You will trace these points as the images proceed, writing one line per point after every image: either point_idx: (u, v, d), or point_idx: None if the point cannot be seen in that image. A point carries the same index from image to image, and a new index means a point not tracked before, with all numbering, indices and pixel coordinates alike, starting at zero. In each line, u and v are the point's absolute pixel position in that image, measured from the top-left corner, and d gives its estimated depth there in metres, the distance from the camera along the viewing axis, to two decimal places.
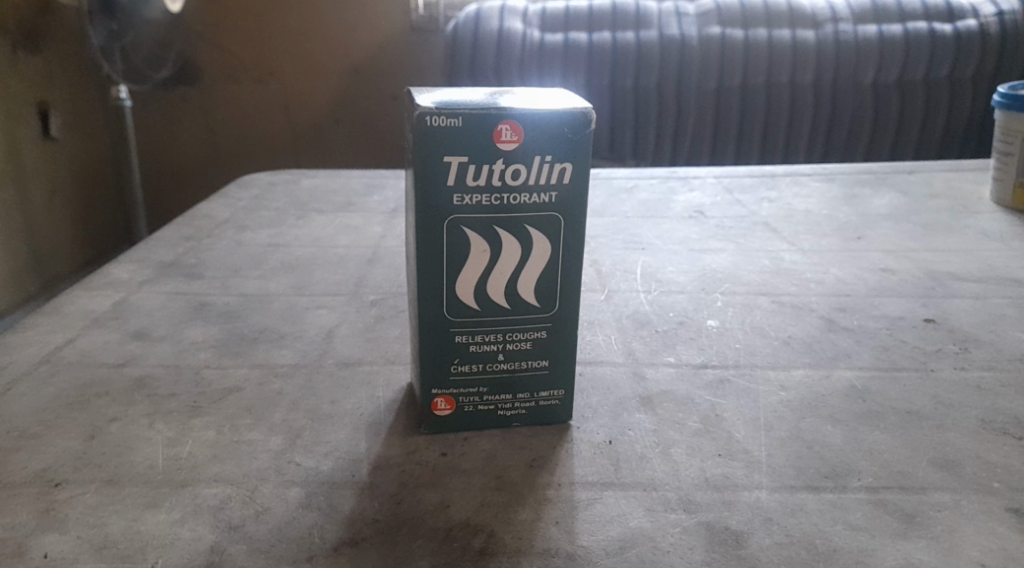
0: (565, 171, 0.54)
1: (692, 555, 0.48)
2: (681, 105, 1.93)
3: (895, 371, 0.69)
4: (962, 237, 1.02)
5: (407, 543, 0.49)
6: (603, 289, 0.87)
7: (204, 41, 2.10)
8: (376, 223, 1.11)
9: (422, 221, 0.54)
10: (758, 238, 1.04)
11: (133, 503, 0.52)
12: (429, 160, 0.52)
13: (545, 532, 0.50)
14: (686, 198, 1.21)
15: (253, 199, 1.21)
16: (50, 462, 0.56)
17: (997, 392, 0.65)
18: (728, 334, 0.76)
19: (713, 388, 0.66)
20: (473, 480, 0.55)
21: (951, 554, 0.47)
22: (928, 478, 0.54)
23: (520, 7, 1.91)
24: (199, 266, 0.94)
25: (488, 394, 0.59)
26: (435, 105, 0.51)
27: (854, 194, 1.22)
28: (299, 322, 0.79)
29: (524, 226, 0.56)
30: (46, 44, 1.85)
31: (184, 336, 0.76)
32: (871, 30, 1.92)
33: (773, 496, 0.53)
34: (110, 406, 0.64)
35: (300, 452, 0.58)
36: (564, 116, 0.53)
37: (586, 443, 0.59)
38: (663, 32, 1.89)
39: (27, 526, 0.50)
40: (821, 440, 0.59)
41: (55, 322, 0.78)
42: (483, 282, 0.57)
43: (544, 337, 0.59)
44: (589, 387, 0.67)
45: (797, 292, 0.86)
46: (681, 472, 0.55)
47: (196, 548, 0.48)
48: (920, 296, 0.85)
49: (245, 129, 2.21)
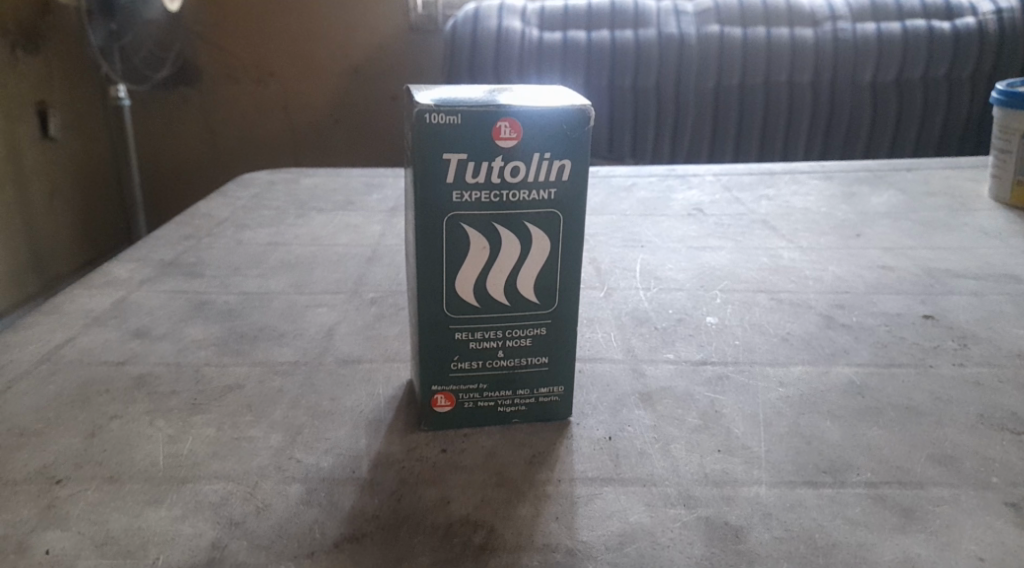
0: (564, 169, 0.55)
1: (691, 550, 0.48)
2: (680, 104, 1.93)
3: (893, 367, 0.69)
4: (960, 235, 1.03)
5: (407, 539, 0.49)
6: (602, 287, 0.87)
7: (203, 41, 2.10)
8: (376, 222, 1.11)
9: (421, 218, 0.54)
10: (756, 235, 1.04)
11: (134, 500, 0.52)
12: (428, 158, 0.52)
13: (545, 527, 0.50)
14: (685, 196, 1.21)
15: (253, 199, 1.21)
16: (51, 460, 0.57)
17: (996, 388, 0.66)
18: (727, 331, 0.76)
19: (712, 385, 0.66)
20: (474, 476, 0.55)
21: (950, 548, 0.48)
22: (926, 473, 0.55)
23: (518, 7, 1.91)
24: (199, 265, 0.94)
25: (488, 391, 0.60)
26: (434, 103, 0.51)
27: (853, 192, 1.22)
28: (299, 320, 0.79)
29: (523, 223, 0.56)
30: (45, 44, 1.85)
31: (185, 334, 0.76)
32: (870, 29, 1.92)
33: (772, 491, 0.53)
34: (111, 404, 0.64)
35: (301, 449, 0.58)
36: (563, 113, 0.53)
37: (586, 440, 0.59)
38: (662, 30, 1.89)
39: (29, 523, 0.50)
40: (819, 436, 0.59)
41: (55, 320, 0.78)
42: (482, 279, 0.57)
43: (543, 334, 0.59)
44: (588, 383, 0.67)
45: (796, 289, 0.87)
46: (681, 467, 0.56)
47: (197, 544, 0.49)
48: (918, 293, 0.85)
49: (244, 129, 2.21)
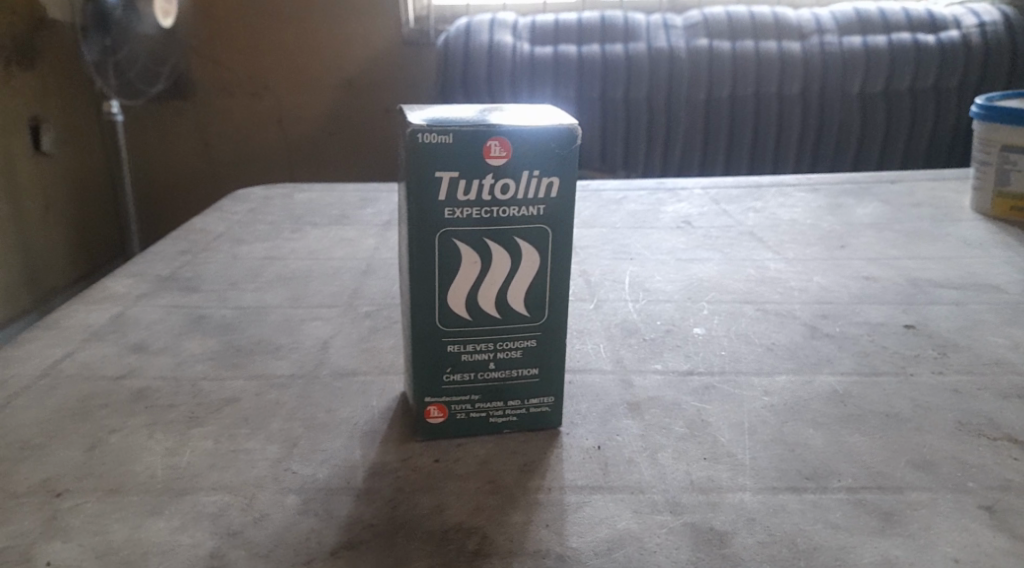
0: (553, 185, 0.56)
1: (678, 554, 0.49)
2: (671, 114, 1.95)
3: (875, 375, 0.71)
4: (943, 246, 1.05)
5: (403, 546, 0.51)
6: (592, 299, 0.89)
7: (198, 56, 2.13)
8: (371, 235, 1.13)
9: (415, 234, 0.56)
10: (744, 247, 1.06)
11: (135, 511, 0.54)
12: (421, 176, 0.54)
13: (535, 534, 0.51)
14: (675, 208, 1.23)
15: (248, 213, 1.23)
16: (54, 472, 0.58)
17: (975, 395, 0.68)
18: (714, 341, 0.78)
19: (699, 394, 0.68)
20: (468, 485, 0.56)
21: (925, 550, 0.49)
22: (906, 479, 0.56)
23: (510, 22, 1.95)
24: (196, 279, 0.95)
25: (480, 402, 0.61)
26: (426, 123, 0.53)
27: (838, 204, 1.24)
28: (295, 333, 0.81)
29: (514, 238, 0.58)
30: (40, 59, 1.87)
31: (183, 348, 0.77)
32: (856, 42, 1.96)
33: (756, 496, 0.54)
34: (111, 417, 0.65)
35: (297, 460, 0.59)
36: (552, 132, 0.55)
37: (575, 448, 0.61)
38: (652, 44, 1.92)
39: (31, 534, 0.51)
40: (803, 442, 0.61)
41: (54, 336, 0.79)
42: (474, 292, 0.58)
43: (533, 345, 0.61)
44: (579, 393, 0.68)
45: (781, 300, 0.88)
46: (669, 475, 0.57)
47: (197, 553, 0.50)
48: (901, 303, 0.87)
49: (238, 143, 2.22)
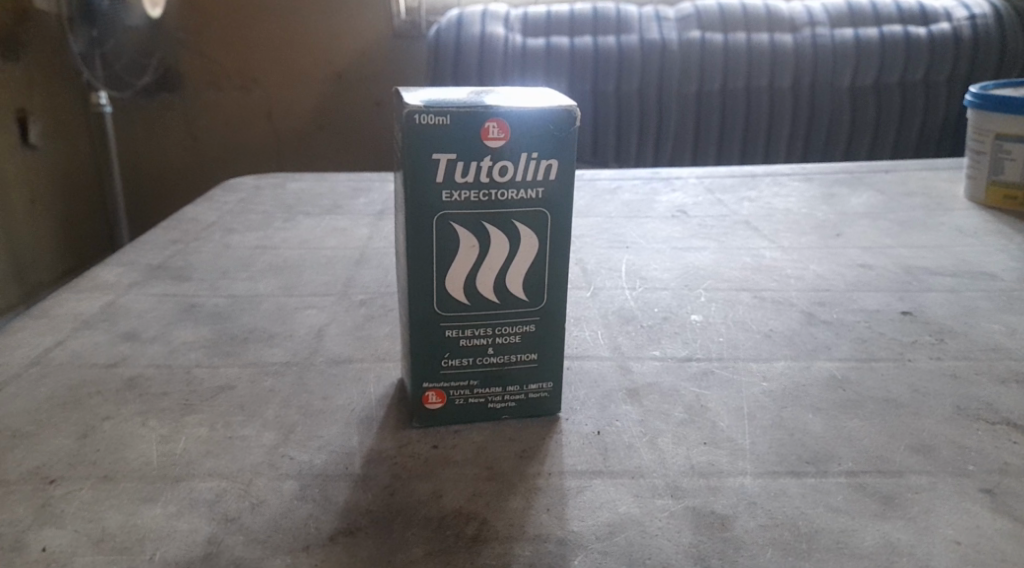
0: (551, 168, 0.56)
1: (680, 537, 0.49)
2: (662, 108, 1.95)
3: (873, 361, 0.71)
4: (937, 235, 1.05)
5: (401, 531, 0.50)
6: (589, 287, 0.89)
7: (187, 48, 2.11)
8: (363, 225, 1.12)
9: (412, 217, 0.55)
10: (738, 236, 1.06)
11: (129, 498, 0.53)
12: (418, 160, 0.53)
13: (535, 519, 0.51)
14: (669, 198, 1.23)
15: (240, 203, 1.22)
16: (45, 460, 0.57)
17: (973, 381, 0.67)
18: (711, 328, 0.78)
19: (698, 380, 0.68)
20: (466, 471, 0.56)
21: (926, 532, 0.49)
22: (906, 462, 0.56)
23: (501, 14, 1.93)
24: (188, 268, 0.94)
25: (478, 387, 0.61)
26: (423, 105, 0.52)
27: (832, 193, 1.24)
28: (289, 322, 0.80)
29: (513, 222, 0.57)
30: (26, 50, 1.84)
31: (175, 337, 0.76)
32: (848, 35, 1.96)
33: (756, 480, 0.54)
34: (102, 406, 0.64)
35: (294, 447, 0.59)
36: (550, 113, 0.54)
37: (575, 434, 0.60)
38: (644, 37, 1.92)
39: (23, 522, 0.51)
40: (802, 428, 0.61)
41: (43, 325, 0.78)
42: (472, 277, 0.58)
43: (532, 331, 0.60)
44: (577, 380, 0.68)
45: (778, 287, 0.88)
46: (668, 460, 0.57)
47: (193, 540, 0.49)
48: (896, 290, 0.87)
49: (228, 135, 2.20)
